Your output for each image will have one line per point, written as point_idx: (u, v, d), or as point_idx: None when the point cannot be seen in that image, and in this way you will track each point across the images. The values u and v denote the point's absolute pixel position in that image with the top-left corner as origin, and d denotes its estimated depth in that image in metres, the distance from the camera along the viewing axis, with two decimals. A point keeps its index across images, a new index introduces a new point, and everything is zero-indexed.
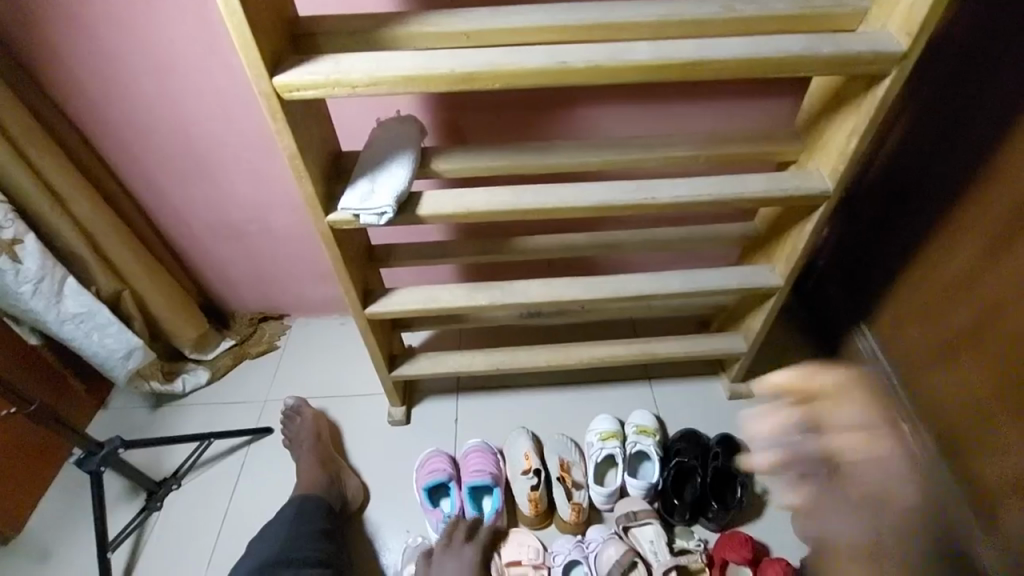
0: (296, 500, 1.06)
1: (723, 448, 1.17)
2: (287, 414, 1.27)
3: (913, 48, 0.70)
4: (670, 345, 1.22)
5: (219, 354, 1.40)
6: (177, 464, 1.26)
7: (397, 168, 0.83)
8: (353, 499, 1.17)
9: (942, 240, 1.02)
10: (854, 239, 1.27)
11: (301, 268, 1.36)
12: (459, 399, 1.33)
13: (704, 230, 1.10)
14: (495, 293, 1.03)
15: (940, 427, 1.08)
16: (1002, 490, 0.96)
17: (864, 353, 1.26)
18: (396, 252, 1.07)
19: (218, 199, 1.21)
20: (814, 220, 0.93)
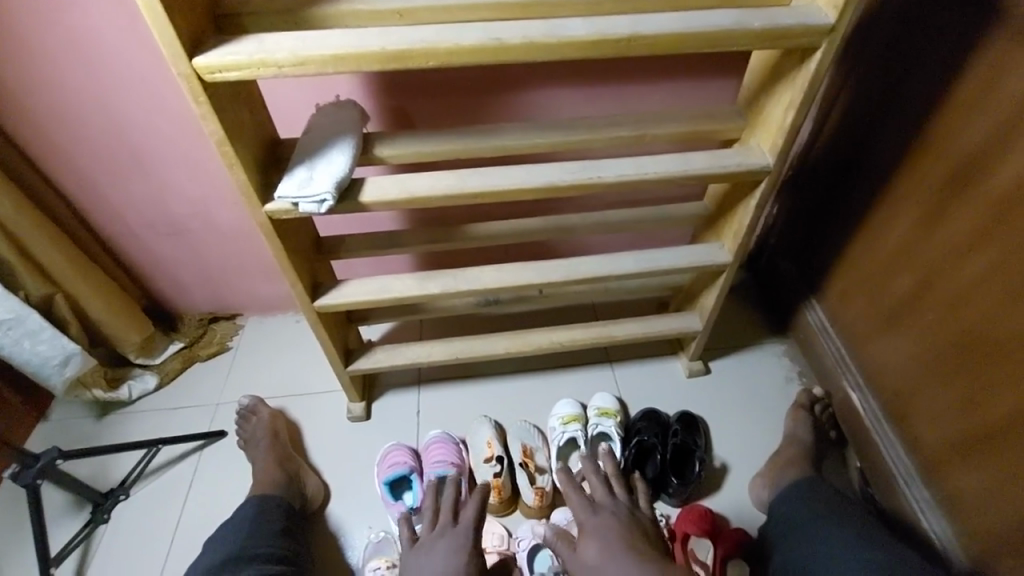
0: (254, 500, 1.03)
1: (682, 425, 1.20)
2: (241, 413, 1.23)
3: (840, 21, 0.72)
4: (629, 327, 1.23)
5: (166, 359, 1.34)
6: (125, 474, 1.20)
7: (337, 154, 0.80)
8: (314, 496, 1.14)
9: (883, 210, 1.05)
10: (803, 214, 1.30)
11: (249, 264, 1.31)
12: (420, 391, 1.31)
13: (655, 212, 1.11)
14: (447, 281, 1.02)
15: (886, 392, 1.12)
16: (942, 450, 1.00)
17: (814, 325, 1.30)
18: (345, 243, 1.04)
19: (156, 194, 1.16)
20: (759, 195, 0.94)
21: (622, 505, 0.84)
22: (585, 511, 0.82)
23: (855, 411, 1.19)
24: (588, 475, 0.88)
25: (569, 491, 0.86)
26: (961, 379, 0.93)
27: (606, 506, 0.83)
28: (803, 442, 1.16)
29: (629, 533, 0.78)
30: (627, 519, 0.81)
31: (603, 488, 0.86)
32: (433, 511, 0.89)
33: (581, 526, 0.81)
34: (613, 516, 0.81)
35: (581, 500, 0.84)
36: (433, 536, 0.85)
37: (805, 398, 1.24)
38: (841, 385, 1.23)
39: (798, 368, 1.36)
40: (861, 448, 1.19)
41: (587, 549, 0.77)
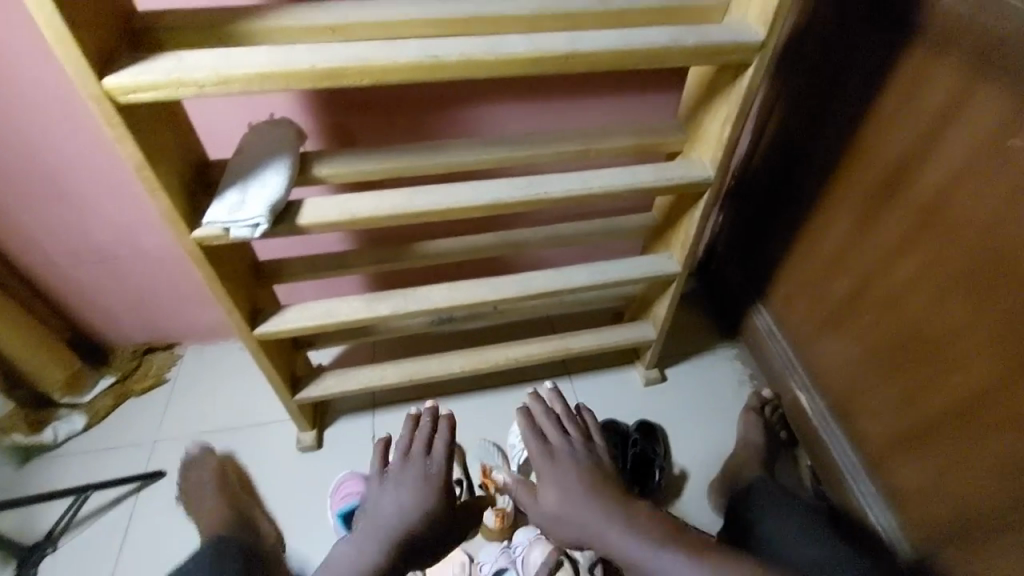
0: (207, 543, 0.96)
1: (641, 433, 1.21)
2: (184, 463, 1.15)
3: (770, 38, 0.74)
4: (585, 339, 1.23)
5: (96, 396, 1.25)
6: (52, 524, 1.10)
7: (271, 175, 0.76)
8: (270, 539, 1.08)
9: (819, 216, 1.10)
10: (746, 222, 1.34)
11: (185, 290, 1.24)
12: (375, 415, 1.26)
13: (605, 224, 1.12)
14: (397, 302, 0.99)
15: (832, 391, 1.15)
16: (884, 444, 1.04)
17: (762, 329, 1.33)
18: (288, 266, 1.00)
19: (78, 219, 1.08)
20: (702, 205, 0.96)
21: (578, 447, 0.88)
22: (543, 458, 0.87)
23: (804, 411, 1.22)
24: (539, 418, 0.91)
25: (526, 436, 0.90)
26: (898, 376, 0.98)
27: (563, 450, 0.88)
28: (754, 444, 1.17)
29: (586, 476, 0.84)
30: (584, 462, 0.86)
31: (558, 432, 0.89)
32: (407, 443, 0.85)
33: (540, 472, 0.87)
34: (570, 463, 0.86)
35: (537, 447, 0.88)
36: (404, 468, 0.83)
37: (755, 401, 1.26)
38: (790, 386, 1.26)
39: (749, 371, 1.39)
40: (812, 448, 1.21)
41: (547, 496, 0.84)
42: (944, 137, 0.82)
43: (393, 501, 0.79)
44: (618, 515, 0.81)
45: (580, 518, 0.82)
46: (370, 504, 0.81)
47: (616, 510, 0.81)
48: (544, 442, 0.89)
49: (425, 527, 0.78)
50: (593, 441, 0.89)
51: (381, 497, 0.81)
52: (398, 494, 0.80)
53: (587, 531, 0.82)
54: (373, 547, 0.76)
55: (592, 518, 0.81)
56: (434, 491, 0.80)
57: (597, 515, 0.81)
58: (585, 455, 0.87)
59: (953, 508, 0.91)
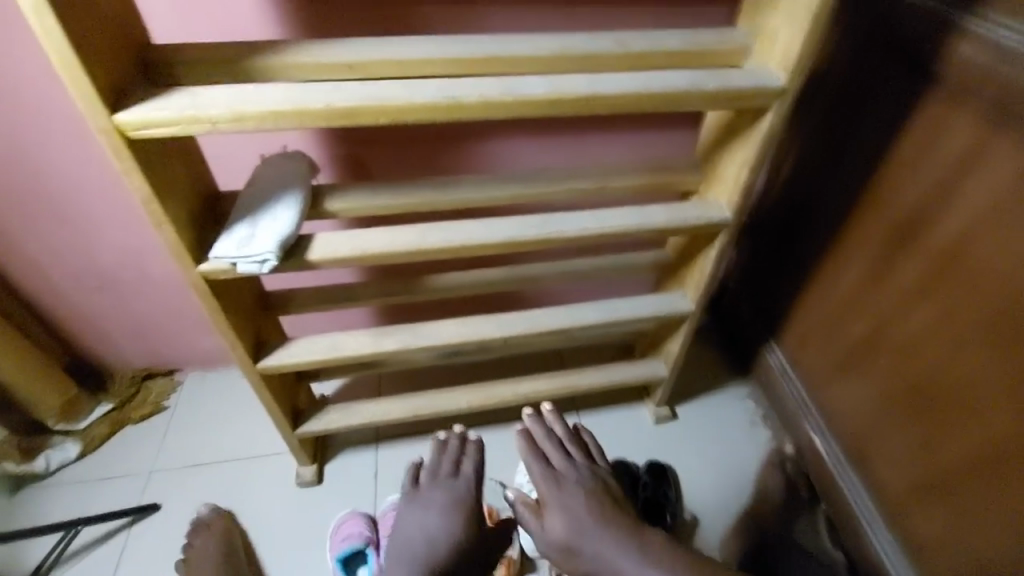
0: None
1: (651, 475, 1.16)
2: (191, 527, 1.08)
3: (792, 82, 0.73)
4: (595, 376, 1.20)
5: (92, 423, 1.22)
6: (39, 561, 1.06)
7: (282, 209, 0.74)
8: None
9: (834, 257, 1.08)
10: (760, 259, 1.32)
11: (188, 316, 1.22)
12: (378, 449, 1.23)
13: (618, 260, 1.10)
14: (405, 337, 0.96)
15: (848, 436, 1.11)
16: (903, 495, 0.99)
17: (775, 368, 1.30)
18: (295, 298, 0.98)
19: (83, 244, 1.06)
20: (718, 246, 0.94)
21: (584, 471, 0.87)
22: (548, 483, 0.85)
23: (820, 456, 1.17)
24: (542, 443, 0.90)
25: (528, 460, 0.89)
26: (916, 424, 0.94)
27: (569, 475, 0.86)
28: (772, 499, 1.21)
29: (594, 500, 0.83)
30: (591, 484, 0.85)
31: (562, 456, 0.89)
32: (435, 466, 0.88)
33: (545, 497, 0.84)
34: (576, 488, 0.84)
35: (541, 471, 0.87)
36: (431, 489, 0.85)
37: (775, 456, 1.27)
38: (804, 429, 1.22)
39: (761, 411, 1.35)
40: (826, 496, 1.16)
41: (554, 523, 0.81)
42: (962, 181, 0.80)
43: (423, 523, 0.82)
44: (630, 540, 0.79)
45: (591, 544, 0.79)
46: (398, 526, 0.83)
47: (627, 535, 0.79)
48: (549, 467, 0.87)
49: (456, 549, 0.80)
50: (597, 465, 0.89)
51: (410, 518, 0.83)
52: (427, 515, 0.82)
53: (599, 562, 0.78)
54: (408, 563, 0.78)
55: (604, 544, 0.79)
56: (463, 514, 0.83)
57: (608, 543, 0.79)
58: (590, 479, 0.86)
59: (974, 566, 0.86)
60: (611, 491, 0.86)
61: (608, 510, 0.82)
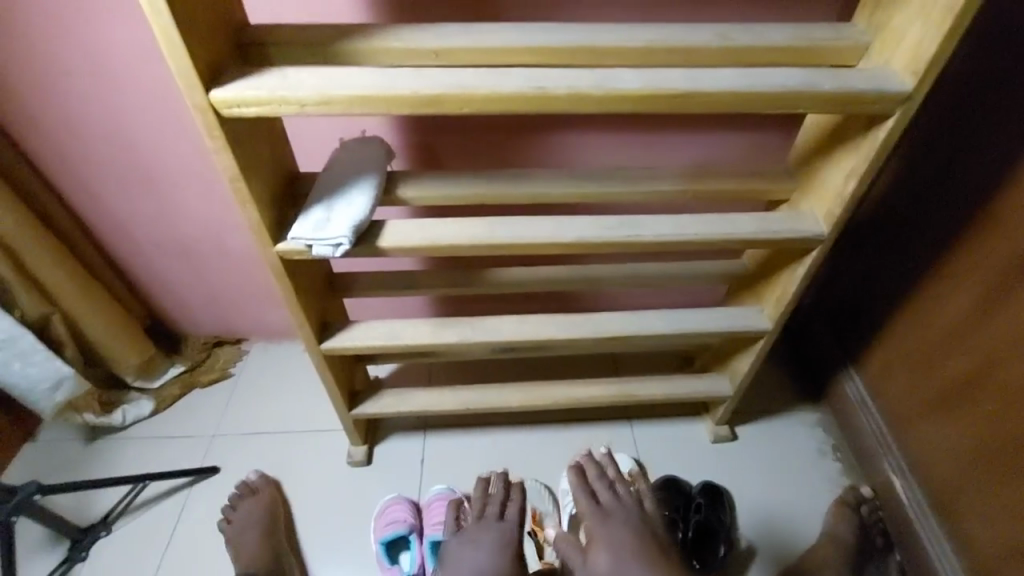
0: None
1: (706, 498, 1.10)
2: (241, 489, 1.12)
3: (919, 87, 0.65)
4: (653, 387, 1.15)
5: (165, 383, 1.29)
6: (108, 508, 1.13)
7: (358, 195, 0.74)
8: None
9: (934, 286, 0.98)
10: (842, 280, 1.23)
11: (256, 290, 1.26)
12: (426, 437, 1.23)
13: (690, 268, 1.04)
14: (464, 330, 0.95)
15: (933, 482, 1.01)
16: (1000, 560, 0.90)
17: (852, 398, 1.20)
18: (359, 282, 0.99)
19: (169, 214, 1.12)
20: (808, 263, 0.87)
21: (633, 513, 0.82)
22: (595, 518, 0.81)
23: (899, 501, 1.08)
24: (592, 477, 0.87)
25: (577, 495, 0.85)
26: (1018, 484, 0.84)
27: (618, 514, 0.82)
28: (844, 541, 1.06)
29: (643, 545, 0.77)
30: (639, 527, 0.80)
31: (611, 494, 0.84)
32: (480, 506, 0.89)
33: (590, 536, 0.79)
34: (624, 530, 0.79)
35: (590, 507, 0.83)
36: (478, 530, 0.85)
37: (850, 495, 1.13)
38: (881, 468, 1.13)
39: (833, 442, 1.26)
40: (905, 544, 1.07)
41: (600, 560, 0.76)
42: None
43: (472, 563, 0.80)
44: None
45: None
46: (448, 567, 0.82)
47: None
48: (596, 504, 0.83)
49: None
50: (649, 511, 0.83)
51: (459, 558, 0.82)
52: (477, 556, 0.81)
53: None
54: None
55: None
56: (511, 555, 0.82)
57: None
58: (641, 523, 0.80)
59: None
60: (663, 540, 0.79)
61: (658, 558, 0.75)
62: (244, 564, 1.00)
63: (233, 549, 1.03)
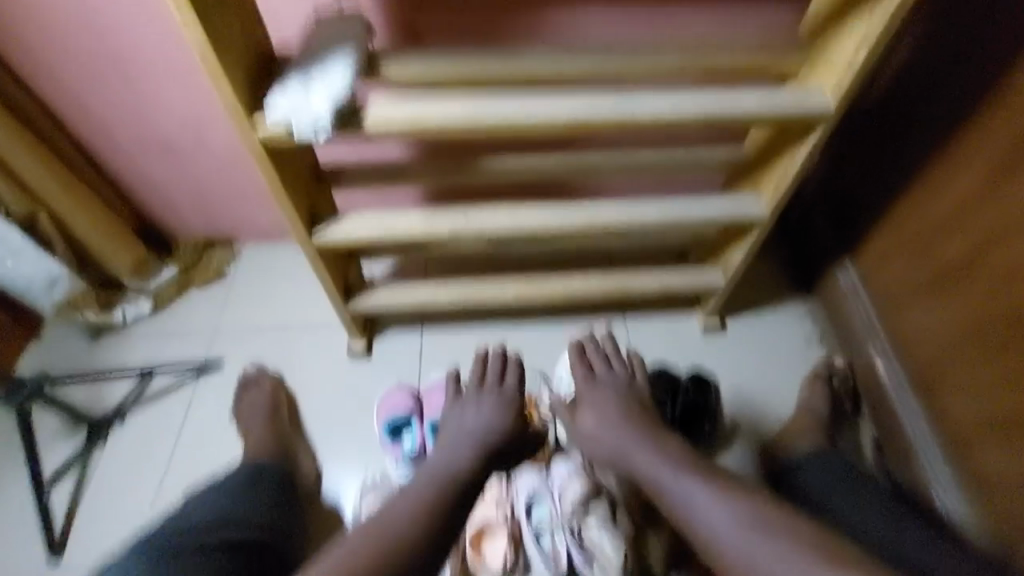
0: (251, 465, 0.99)
1: (693, 383, 1.14)
2: (242, 383, 1.16)
3: None
4: (647, 279, 1.15)
5: (161, 285, 1.29)
6: (120, 400, 1.17)
7: (336, 69, 0.70)
8: (305, 477, 1.09)
9: (940, 170, 0.95)
10: (848, 168, 1.18)
11: (243, 189, 1.22)
12: (424, 332, 1.26)
13: (690, 157, 1.00)
14: (457, 221, 0.93)
15: (915, 361, 1.06)
16: (974, 427, 0.95)
17: (843, 289, 1.22)
18: (347, 173, 0.96)
19: (141, 105, 1.05)
20: (811, 145, 0.83)
21: (619, 379, 0.97)
22: (587, 383, 0.97)
23: (879, 381, 1.13)
24: (588, 351, 1.03)
25: (575, 364, 1.01)
26: (999, 358, 0.88)
27: (607, 381, 0.97)
28: (817, 414, 1.10)
29: (622, 403, 0.93)
30: (623, 390, 0.95)
31: (603, 364, 1.00)
32: (480, 375, 1.01)
33: (580, 397, 0.96)
34: (609, 391, 0.95)
35: (583, 375, 0.99)
36: (479, 393, 0.97)
37: (823, 368, 1.17)
38: (865, 353, 1.17)
39: (819, 332, 1.29)
40: (879, 419, 1.14)
41: (586, 415, 0.93)
42: None
43: (476, 418, 0.93)
44: (647, 441, 0.85)
45: (614, 442, 0.88)
46: (452, 422, 0.94)
47: (646, 436, 0.86)
48: (589, 371, 0.99)
49: (505, 442, 0.92)
50: (635, 379, 0.98)
51: (463, 415, 0.94)
52: (479, 413, 0.94)
53: (625, 459, 0.86)
54: (464, 452, 0.88)
55: (623, 441, 0.87)
56: (510, 412, 0.95)
57: (628, 438, 0.87)
58: (625, 387, 0.96)
59: None
60: (642, 400, 0.94)
61: (633, 412, 0.90)
62: (250, 446, 1.06)
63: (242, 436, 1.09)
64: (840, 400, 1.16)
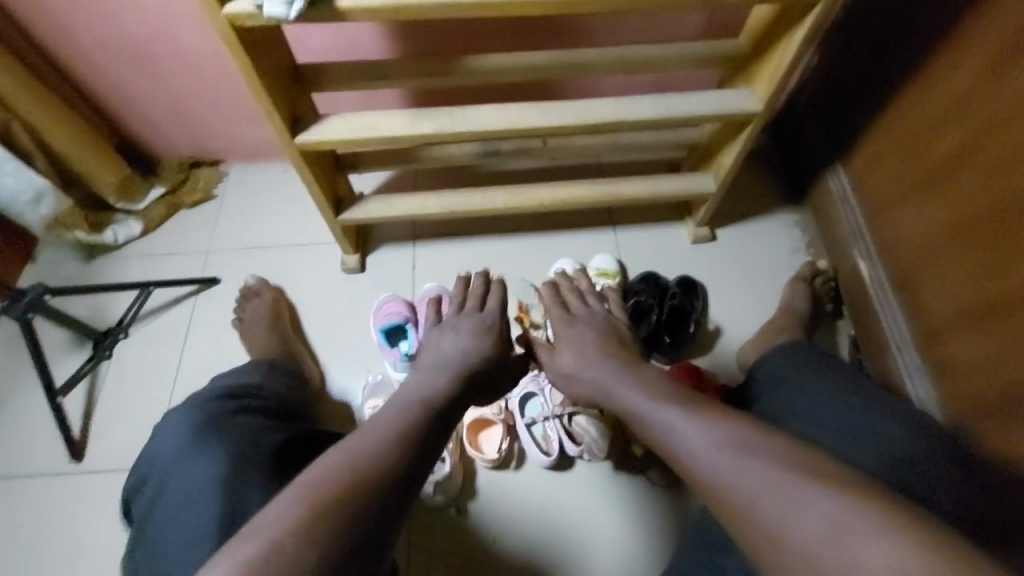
0: (264, 359, 1.01)
1: (681, 287, 1.17)
2: (243, 295, 1.19)
3: None
4: (637, 186, 1.15)
5: (149, 205, 1.28)
6: (121, 315, 1.20)
7: None
8: (311, 378, 1.11)
9: (937, 63, 0.92)
10: (844, 68, 1.15)
11: (222, 101, 1.19)
12: (416, 246, 1.27)
13: (681, 50, 0.97)
14: (443, 120, 0.91)
15: (897, 260, 1.07)
16: (943, 318, 0.98)
17: (834, 194, 1.22)
18: (328, 72, 0.93)
19: (105, 8, 1.00)
20: (809, 25, 0.81)
21: (596, 316, 0.91)
22: (562, 320, 0.91)
23: (862, 281, 1.15)
24: (563, 291, 0.96)
25: (550, 305, 0.94)
26: (972, 248, 0.90)
27: (583, 316, 0.90)
28: (797, 311, 1.14)
29: (600, 336, 0.85)
30: (602, 323, 0.88)
31: (579, 301, 0.94)
32: (461, 299, 0.93)
33: (559, 335, 0.89)
34: (586, 325, 0.88)
35: (558, 312, 0.92)
36: (458, 318, 0.88)
37: (807, 271, 1.21)
38: (851, 255, 1.19)
39: (807, 238, 1.31)
40: (858, 320, 1.18)
41: (563, 350, 0.86)
42: None
43: (453, 343, 0.82)
44: (626, 371, 0.77)
45: (592, 375, 0.79)
46: (427, 349, 0.83)
47: (625, 368, 0.78)
48: (564, 307, 0.93)
49: (484, 366, 0.80)
50: (612, 314, 0.92)
51: (440, 339, 0.84)
52: (457, 336, 0.83)
53: (605, 396, 0.77)
54: (440, 375, 0.75)
55: (601, 371, 0.79)
56: (490, 337, 0.85)
57: (607, 368, 0.78)
58: (603, 320, 0.89)
59: (998, 383, 0.87)
60: (621, 335, 0.87)
61: (611, 343, 0.83)
62: (257, 351, 1.09)
63: (246, 341, 1.12)
64: (820, 299, 1.21)
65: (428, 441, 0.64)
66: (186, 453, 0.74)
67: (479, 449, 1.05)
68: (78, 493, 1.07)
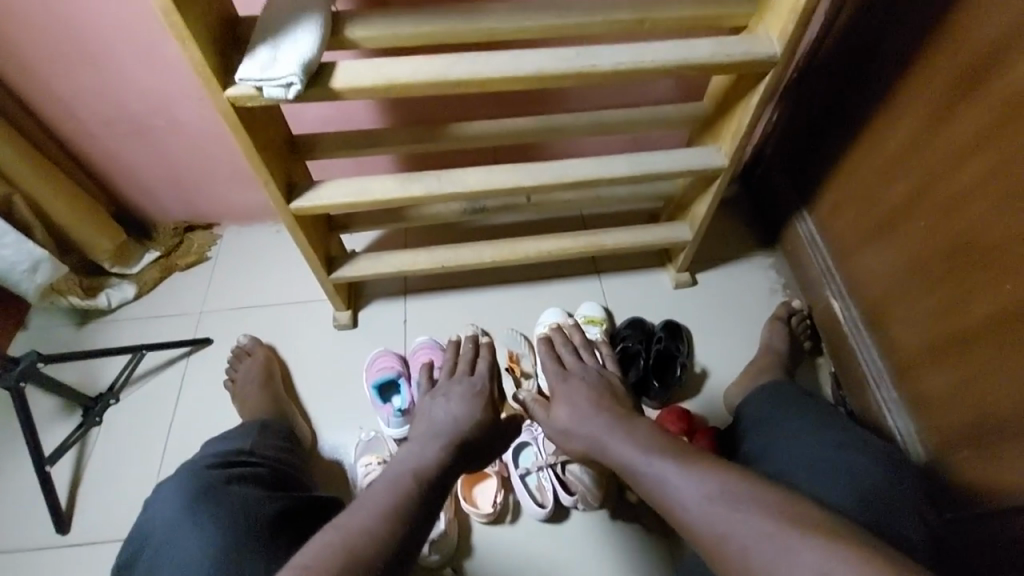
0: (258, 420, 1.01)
1: (666, 332, 1.21)
2: (236, 354, 1.20)
3: None
4: (618, 237, 1.20)
5: (144, 268, 1.30)
6: (112, 380, 1.20)
7: (303, 33, 0.72)
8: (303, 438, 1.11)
9: (885, 120, 1.00)
10: (803, 123, 1.24)
11: (217, 168, 1.24)
12: (407, 300, 1.30)
13: (651, 112, 1.05)
14: (430, 183, 0.97)
15: (866, 299, 1.12)
16: (913, 354, 1.02)
17: (803, 237, 1.28)
18: (321, 142, 0.99)
19: (109, 88, 1.06)
20: (762, 91, 0.89)
21: (590, 370, 0.92)
22: (557, 376, 0.92)
23: (836, 320, 1.20)
24: (557, 345, 0.99)
25: (545, 360, 0.97)
26: (933, 286, 0.95)
27: (578, 371, 0.92)
28: (777, 351, 1.18)
29: (594, 390, 0.87)
30: (596, 378, 0.90)
31: (573, 355, 0.96)
32: (452, 365, 0.95)
33: (554, 391, 0.90)
34: (581, 380, 0.90)
35: (554, 367, 0.94)
36: (448, 384, 0.90)
37: (784, 311, 1.26)
38: (824, 294, 1.24)
39: (783, 280, 1.36)
40: (836, 357, 1.22)
41: (559, 406, 0.87)
42: None
43: (444, 408, 0.83)
44: (620, 424, 0.78)
45: (588, 430, 0.81)
46: (419, 417, 0.84)
47: (619, 421, 0.79)
48: (559, 362, 0.95)
49: (475, 432, 0.81)
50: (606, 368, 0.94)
51: (431, 406, 0.85)
52: (448, 402, 0.84)
53: (599, 446, 0.78)
54: (433, 442, 0.76)
55: (596, 426, 0.80)
56: (479, 399, 0.86)
57: (602, 423, 0.80)
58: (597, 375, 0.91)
59: (971, 416, 0.90)
60: (615, 389, 0.88)
61: (606, 397, 0.85)
62: (249, 413, 1.09)
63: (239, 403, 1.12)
64: (798, 338, 1.24)
65: (418, 506, 0.64)
66: (173, 530, 0.74)
67: (474, 504, 1.04)
68: (61, 566, 1.03)
